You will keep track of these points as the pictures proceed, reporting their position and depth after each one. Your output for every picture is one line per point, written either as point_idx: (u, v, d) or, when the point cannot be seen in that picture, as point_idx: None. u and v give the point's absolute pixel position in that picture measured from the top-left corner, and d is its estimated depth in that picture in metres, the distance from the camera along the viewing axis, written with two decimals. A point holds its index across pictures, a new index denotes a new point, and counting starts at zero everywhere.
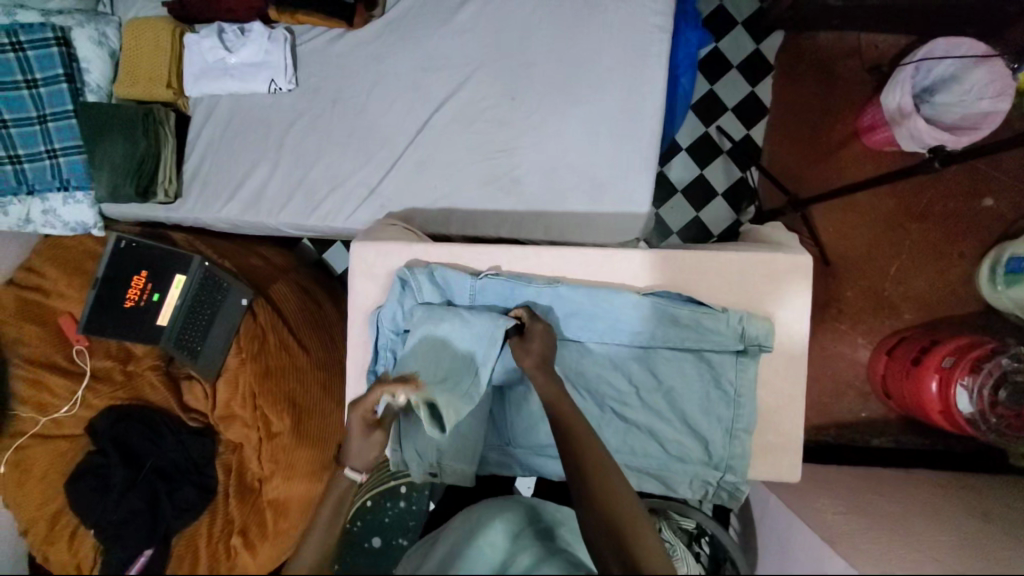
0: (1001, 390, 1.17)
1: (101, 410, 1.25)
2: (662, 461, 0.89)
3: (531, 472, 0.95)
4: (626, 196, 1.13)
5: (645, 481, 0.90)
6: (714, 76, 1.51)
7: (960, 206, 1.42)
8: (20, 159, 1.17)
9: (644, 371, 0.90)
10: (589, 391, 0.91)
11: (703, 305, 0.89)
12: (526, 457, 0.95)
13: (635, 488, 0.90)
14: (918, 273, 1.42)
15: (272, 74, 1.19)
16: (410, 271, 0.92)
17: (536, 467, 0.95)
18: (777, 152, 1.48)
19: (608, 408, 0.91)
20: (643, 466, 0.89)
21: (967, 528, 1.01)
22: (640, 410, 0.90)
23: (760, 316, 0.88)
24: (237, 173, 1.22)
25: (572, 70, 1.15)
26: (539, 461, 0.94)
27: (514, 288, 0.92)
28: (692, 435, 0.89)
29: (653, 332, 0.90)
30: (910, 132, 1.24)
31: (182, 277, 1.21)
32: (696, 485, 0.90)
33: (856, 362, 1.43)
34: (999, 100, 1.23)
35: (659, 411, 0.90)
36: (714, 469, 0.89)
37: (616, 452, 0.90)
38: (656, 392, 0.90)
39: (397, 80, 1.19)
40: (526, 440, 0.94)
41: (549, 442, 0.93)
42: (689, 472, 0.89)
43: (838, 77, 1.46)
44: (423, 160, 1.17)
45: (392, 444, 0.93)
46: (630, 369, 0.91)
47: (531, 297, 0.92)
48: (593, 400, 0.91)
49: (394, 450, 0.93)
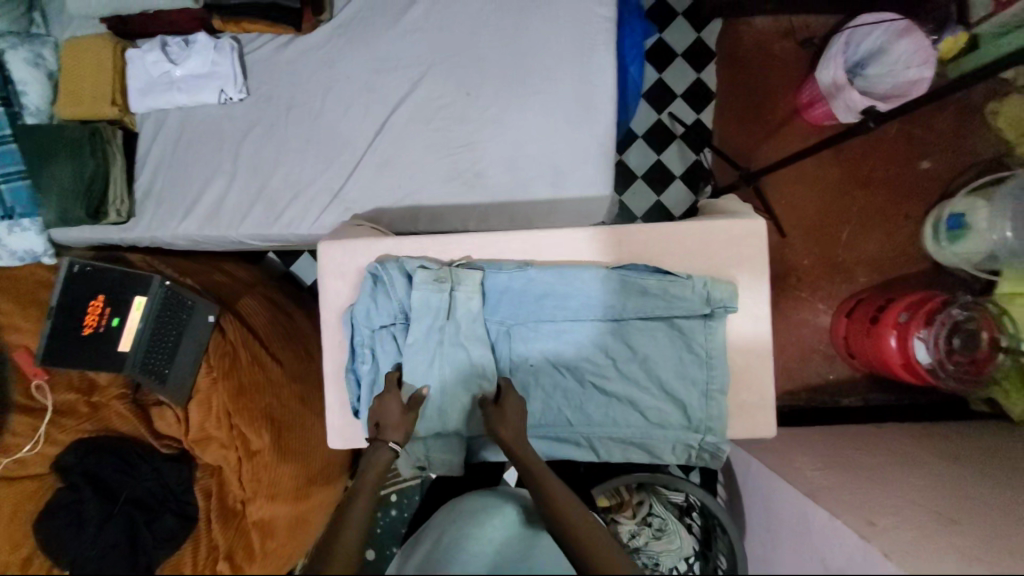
0: (955, 337, 1.25)
1: (67, 445, 1.21)
2: (645, 428, 0.91)
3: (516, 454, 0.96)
4: (589, 180, 1.14)
5: (631, 449, 0.92)
6: (661, 64, 1.56)
7: (901, 170, 1.50)
8: None
9: (618, 343, 0.92)
10: (568, 369, 0.93)
11: (668, 274, 0.91)
12: None
13: (621, 458, 0.92)
14: (869, 238, 1.49)
15: (221, 84, 1.17)
16: (380, 266, 0.91)
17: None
18: (728, 133, 1.53)
19: (588, 383, 0.92)
20: (626, 436, 0.91)
21: (939, 471, 1.07)
22: (618, 381, 0.91)
23: (724, 280, 0.90)
24: (194, 185, 1.19)
25: (523, 62, 1.17)
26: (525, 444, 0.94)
27: (494, 279, 0.92)
28: (670, 400, 0.91)
29: (628, 305, 0.91)
30: (845, 103, 1.32)
31: (143, 299, 1.17)
32: (679, 450, 0.92)
33: (818, 327, 1.49)
34: (923, 69, 1.32)
35: (636, 381, 0.91)
36: (695, 432, 0.90)
37: (597, 425, 0.92)
38: (633, 363, 0.91)
39: (350, 83, 1.19)
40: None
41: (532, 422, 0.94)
42: (671, 438, 0.91)
43: (775, 57, 1.53)
44: (384, 161, 1.16)
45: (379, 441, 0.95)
46: (607, 343, 0.92)
47: (504, 284, 0.92)
48: (573, 377, 0.93)
49: None
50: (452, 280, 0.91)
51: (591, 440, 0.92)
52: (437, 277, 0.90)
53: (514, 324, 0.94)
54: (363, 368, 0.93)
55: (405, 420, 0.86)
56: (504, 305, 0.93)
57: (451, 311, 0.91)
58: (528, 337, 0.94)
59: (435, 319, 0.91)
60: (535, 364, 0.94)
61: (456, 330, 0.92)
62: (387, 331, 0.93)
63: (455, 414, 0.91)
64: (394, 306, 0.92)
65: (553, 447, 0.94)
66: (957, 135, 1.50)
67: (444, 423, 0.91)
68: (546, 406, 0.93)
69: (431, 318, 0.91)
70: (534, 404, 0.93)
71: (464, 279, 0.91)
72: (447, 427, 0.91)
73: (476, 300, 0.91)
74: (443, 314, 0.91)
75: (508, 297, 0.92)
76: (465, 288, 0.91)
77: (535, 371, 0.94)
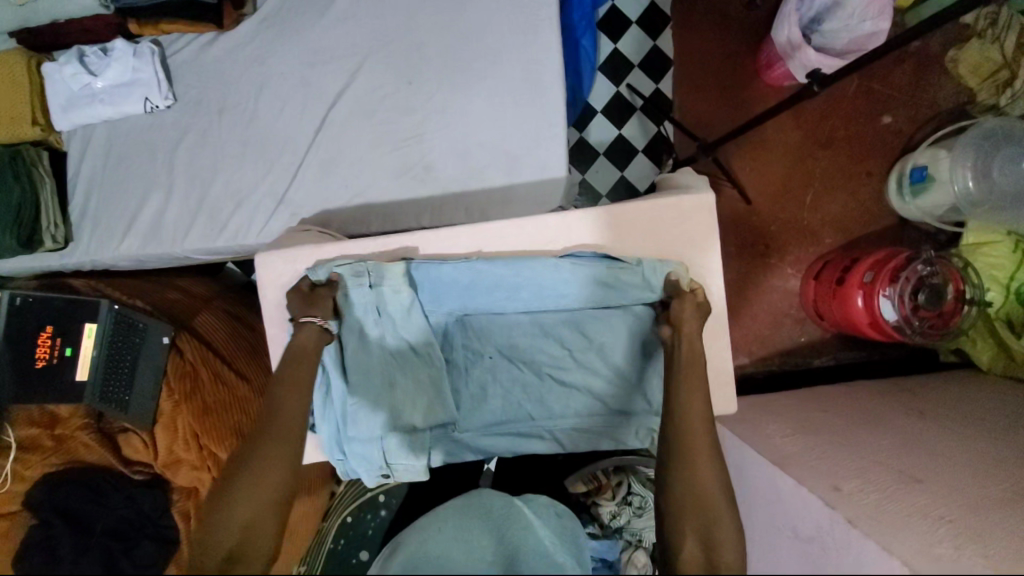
0: (919, 293, 1.24)
1: (37, 480, 1.18)
2: (605, 415, 0.91)
3: (482, 453, 0.96)
4: (542, 164, 1.11)
5: (592, 439, 0.94)
6: (614, 35, 1.51)
7: (862, 126, 1.48)
8: None
9: (575, 333, 0.90)
10: (525, 364, 0.92)
11: (619, 260, 0.89)
12: (474, 439, 0.95)
13: (587, 447, 0.94)
14: (832, 198, 1.48)
15: (145, 92, 1.10)
16: (314, 271, 0.89)
17: (486, 448, 0.95)
18: (687, 101, 1.49)
19: (546, 376, 0.92)
20: (588, 426, 0.92)
21: (908, 429, 1.09)
22: (575, 371, 0.91)
23: (672, 264, 0.88)
24: (131, 205, 1.14)
25: (464, 44, 1.12)
26: (487, 442, 0.94)
27: (427, 271, 0.89)
28: (627, 387, 0.90)
29: (578, 291, 0.89)
30: (802, 63, 1.29)
31: (93, 326, 1.13)
32: (642, 433, 0.92)
33: (788, 293, 1.48)
34: (879, 21, 1.28)
35: (594, 369, 0.91)
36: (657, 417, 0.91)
37: (557, 416, 0.92)
38: (589, 351, 0.90)
39: (285, 80, 1.13)
40: (472, 418, 0.94)
41: (494, 416, 0.94)
42: (633, 424, 0.91)
43: (731, 19, 1.48)
44: (328, 161, 1.12)
45: (336, 452, 0.92)
46: (561, 334, 0.90)
47: (446, 276, 0.90)
48: (531, 373, 0.92)
49: (340, 462, 0.93)
50: (373, 275, 0.88)
51: (554, 433, 0.93)
52: (355, 273, 0.88)
53: (464, 314, 0.93)
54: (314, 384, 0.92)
55: (314, 296, 0.87)
56: (452, 296, 0.91)
57: (383, 309, 0.90)
58: (482, 331, 0.93)
59: (368, 317, 0.89)
60: (493, 360, 0.93)
61: (395, 323, 0.91)
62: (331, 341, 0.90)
63: (413, 410, 0.91)
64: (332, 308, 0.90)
65: (515, 442, 0.94)
66: (917, 86, 1.47)
67: (404, 423, 0.91)
68: (506, 404, 0.93)
69: (366, 312, 0.89)
70: (494, 402, 0.93)
71: (387, 273, 0.88)
72: (405, 424, 0.91)
73: (405, 292, 0.89)
74: (375, 313, 0.89)
75: (455, 289, 0.90)
76: (390, 282, 0.89)
77: (491, 366, 0.93)
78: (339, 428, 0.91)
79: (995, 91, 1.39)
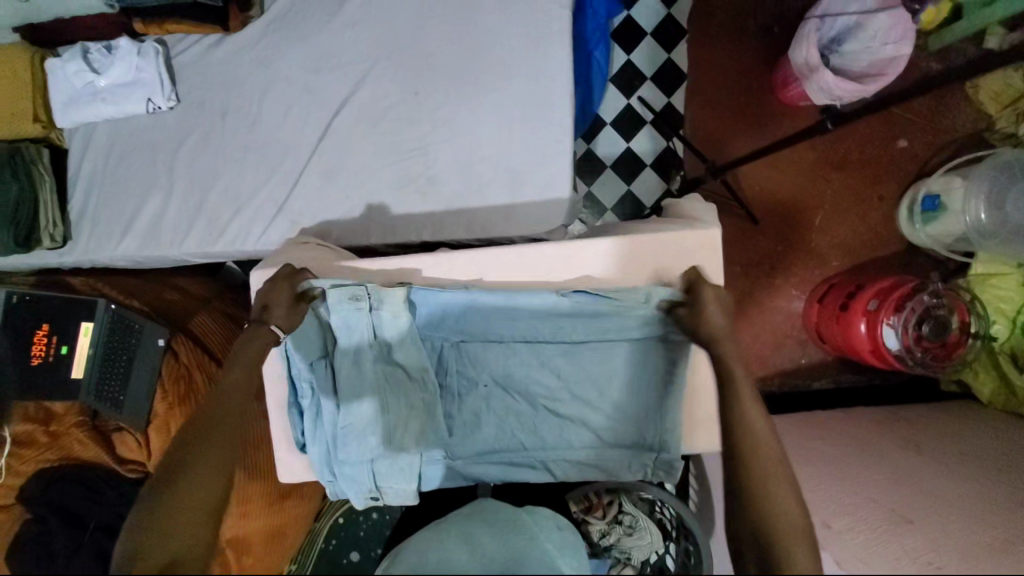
0: (924, 324, 1.22)
1: (30, 475, 1.19)
2: (602, 447, 0.90)
3: (471, 480, 0.94)
4: (548, 181, 1.09)
5: (588, 469, 0.91)
6: (627, 46, 1.49)
7: (877, 150, 1.46)
8: None
9: (570, 362, 0.89)
10: (520, 396, 0.91)
11: (615, 294, 0.88)
12: (466, 466, 0.93)
13: (578, 479, 0.91)
14: (841, 221, 1.46)
15: (148, 93, 1.09)
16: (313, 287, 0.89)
17: (477, 475, 0.93)
18: (699, 118, 1.46)
19: (543, 409, 0.90)
20: (584, 458, 0.90)
21: (905, 464, 1.08)
22: (572, 402, 0.90)
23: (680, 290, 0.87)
24: (128, 206, 1.13)
25: (474, 55, 1.10)
26: (478, 469, 0.93)
27: (424, 296, 0.89)
28: (621, 419, 0.90)
29: (577, 319, 0.89)
30: (819, 85, 1.25)
31: (90, 325, 1.13)
32: (636, 465, 0.91)
33: (791, 314, 1.47)
34: (902, 45, 1.24)
35: (589, 401, 0.90)
36: (650, 449, 0.90)
37: (551, 446, 0.91)
38: (586, 382, 0.89)
39: (290, 84, 1.12)
40: (465, 444, 0.92)
41: (487, 443, 0.92)
42: (627, 456, 0.90)
43: (749, 34, 1.45)
44: (330, 168, 1.10)
45: (325, 473, 0.93)
46: (558, 365, 0.89)
47: (442, 302, 0.90)
48: (526, 404, 0.91)
49: (329, 483, 0.94)
50: (373, 299, 0.88)
51: (548, 462, 0.91)
52: (352, 296, 0.88)
53: (461, 340, 0.92)
54: (305, 403, 0.92)
55: (295, 309, 0.88)
56: (445, 322, 0.91)
57: (379, 331, 0.90)
58: (476, 359, 0.92)
59: (363, 338, 0.90)
60: (487, 390, 0.92)
61: (388, 347, 0.91)
62: (324, 362, 0.91)
63: (406, 433, 0.91)
64: (322, 329, 0.91)
65: (506, 471, 0.92)
66: (935, 111, 1.45)
67: (394, 446, 0.91)
68: (499, 434, 0.92)
69: (360, 333, 0.90)
70: (488, 431, 0.92)
71: (386, 297, 0.88)
72: (397, 445, 0.91)
73: (403, 316, 0.89)
74: (369, 335, 0.90)
75: (450, 314, 0.90)
76: (389, 307, 0.89)
77: (486, 396, 0.92)
78: (329, 451, 0.92)
79: (1015, 118, 1.37)
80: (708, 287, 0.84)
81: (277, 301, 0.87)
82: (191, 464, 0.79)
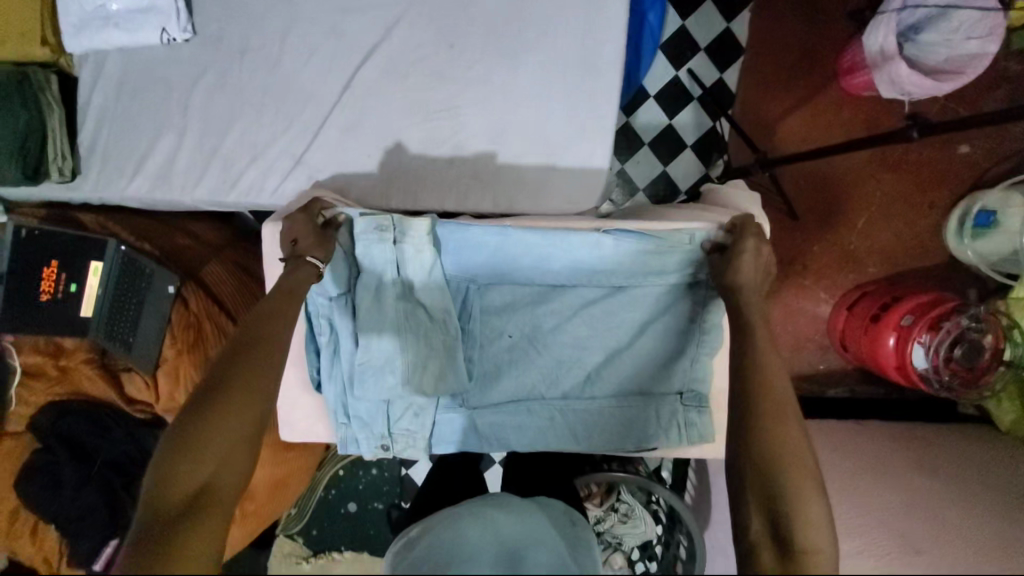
0: (957, 347, 1.18)
1: (40, 406, 1.20)
2: (622, 397, 0.90)
3: (488, 436, 0.92)
4: (585, 160, 1.02)
5: (608, 423, 0.90)
6: (683, 10, 1.36)
7: (935, 153, 1.36)
8: None
9: (601, 310, 0.88)
10: (543, 345, 0.90)
11: (655, 236, 0.84)
12: (482, 415, 0.91)
13: (599, 430, 0.90)
14: (885, 225, 1.38)
15: (162, 21, 1.01)
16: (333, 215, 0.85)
17: (495, 427, 0.91)
18: (749, 97, 1.36)
19: (566, 359, 0.89)
20: (607, 407, 0.90)
21: (916, 488, 1.06)
22: (597, 350, 0.90)
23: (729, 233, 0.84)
24: (139, 144, 1.07)
25: (517, 11, 1.01)
26: (495, 420, 0.91)
27: (451, 233, 0.85)
28: (649, 370, 0.90)
29: (613, 266, 0.86)
30: (891, 78, 1.13)
31: (99, 264, 1.11)
32: (664, 418, 0.90)
33: (816, 318, 1.42)
34: (988, 42, 1.12)
35: (615, 347, 0.90)
36: (676, 394, 0.90)
37: (572, 396, 0.90)
38: (615, 330, 0.89)
39: (315, 25, 1.03)
40: (483, 393, 0.91)
41: (506, 394, 0.91)
42: (652, 406, 0.90)
43: (821, 9, 1.32)
44: (354, 123, 1.03)
45: (341, 417, 0.91)
46: (587, 313, 0.89)
47: (471, 238, 0.85)
48: (549, 355, 0.90)
49: (342, 427, 0.91)
50: (397, 231, 0.84)
51: (567, 416, 0.90)
52: (378, 226, 0.84)
53: (488, 283, 0.90)
54: (322, 340, 0.89)
55: (324, 237, 0.83)
56: (475, 260, 0.87)
57: (402, 268, 0.86)
58: (498, 308, 0.90)
59: (386, 274, 0.86)
60: (511, 339, 0.90)
61: (411, 287, 0.87)
62: (343, 300, 0.87)
63: (424, 375, 0.87)
64: (346, 261, 0.87)
65: (525, 422, 0.91)
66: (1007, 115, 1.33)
67: (411, 389, 0.87)
68: (519, 384, 0.90)
69: (384, 266, 0.86)
70: (508, 382, 0.90)
71: (410, 229, 0.83)
72: (416, 387, 0.87)
73: (426, 252, 0.85)
74: (393, 271, 0.86)
75: (481, 250, 0.86)
76: (413, 239, 0.84)
77: (510, 346, 0.90)
78: (346, 390, 0.90)
79: None
80: (751, 239, 0.79)
81: (304, 231, 0.82)
82: (220, 396, 0.67)
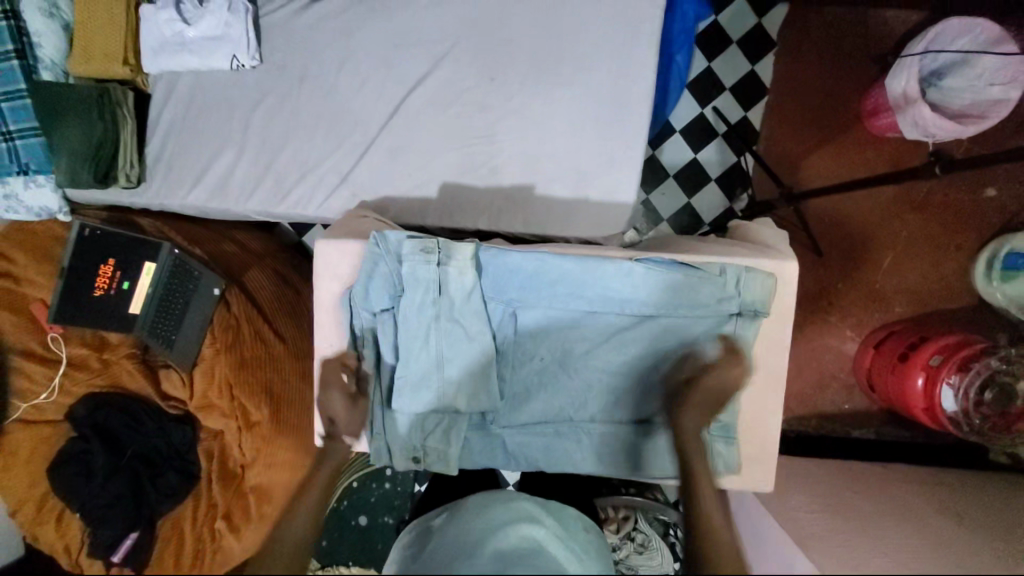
0: (986, 390, 1.16)
1: (80, 397, 1.26)
2: (650, 424, 0.91)
3: (516, 453, 0.94)
4: (613, 187, 1.07)
5: (634, 448, 0.91)
6: (711, 52, 1.42)
7: (962, 196, 1.37)
8: (12, 136, 1.11)
9: (635, 339, 0.90)
10: (573, 369, 0.91)
11: (691, 267, 0.88)
12: (511, 435, 0.93)
13: (625, 453, 0.91)
14: (913, 266, 1.38)
15: (233, 50, 1.12)
16: (380, 238, 0.88)
17: (521, 445, 0.93)
18: (778, 137, 1.39)
19: (595, 385, 0.91)
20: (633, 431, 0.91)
21: (944, 532, 1.02)
22: (627, 376, 0.91)
23: (761, 272, 0.87)
24: (201, 158, 1.16)
25: (556, 48, 1.08)
26: (524, 440, 0.93)
27: (493, 257, 0.88)
28: None
29: (646, 299, 0.88)
30: (915, 120, 1.16)
31: (152, 265, 1.18)
32: (690, 449, 0.91)
33: (841, 355, 1.41)
34: (1010, 88, 1.15)
35: (645, 374, 0.91)
36: (705, 426, 0.90)
37: (598, 417, 0.92)
38: (648, 359, 0.90)
39: (370, 57, 1.12)
40: (512, 412, 0.93)
41: (535, 415, 0.93)
42: None
43: (845, 56, 1.38)
44: (398, 146, 1.11)
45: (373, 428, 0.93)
46: (619, 340, 0.90)
47: (511, 263, 0.88)
48: (579, 379, 0.91)
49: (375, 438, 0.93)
50: (442, 254, 0.87)
51: (593, 438, 0.91)
52: (424, 249, 0.87)
53: (522, 306, 0.90)
54: (365, 352, 0.92)
55: (356, 408, 0.90)
56: (515, 287, 0.89)
57: (443, 288, 0.88)
58: (533, 334, 0.92)
59: (427, 294, 0.88)
60: (543, 361, 0.92)
61: (452, 308, 0.89)
62: (385, 315, 0.91)
63: (458, 391, 0.91)
64: (390, 282, 0.88)
65: (552, 443, 0.92)
66: None
67: (446, 404, 0.91)
68: (548, 405, 0.92)
69: (427, 287, 0.88)
70: (538, 401, 0.92)
71: (455, 252, 0.88)
72: (449, 404, 0.91)
73: (468, 275, 0.88)
74: (434, 290, 0.88)
75: (520, 277, 0.88)
76: (457, 262, 0.88)
77: (541, 368, 0.92)
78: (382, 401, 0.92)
79: None
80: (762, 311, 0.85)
81: (336, 410, 0.90)
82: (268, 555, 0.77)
